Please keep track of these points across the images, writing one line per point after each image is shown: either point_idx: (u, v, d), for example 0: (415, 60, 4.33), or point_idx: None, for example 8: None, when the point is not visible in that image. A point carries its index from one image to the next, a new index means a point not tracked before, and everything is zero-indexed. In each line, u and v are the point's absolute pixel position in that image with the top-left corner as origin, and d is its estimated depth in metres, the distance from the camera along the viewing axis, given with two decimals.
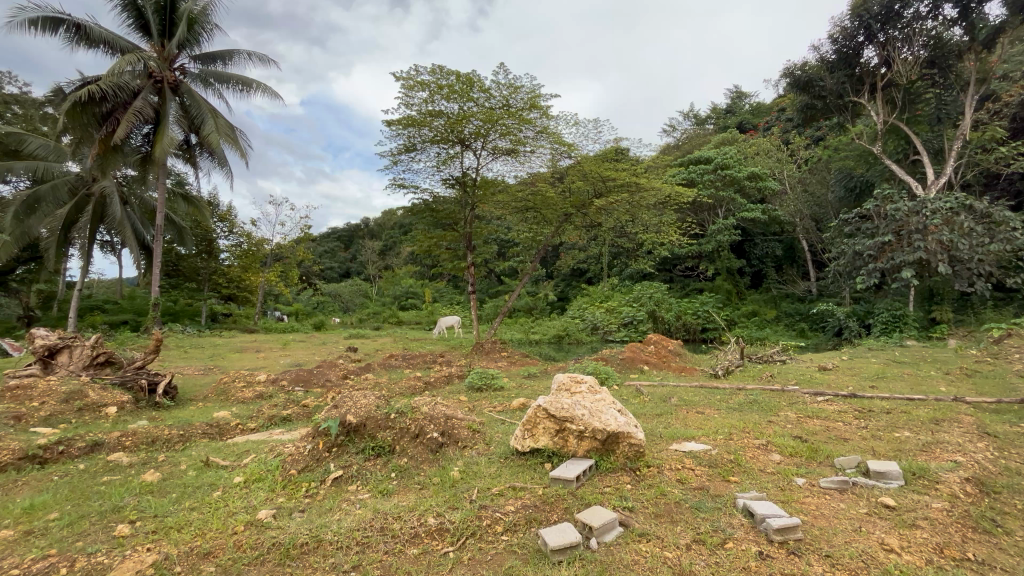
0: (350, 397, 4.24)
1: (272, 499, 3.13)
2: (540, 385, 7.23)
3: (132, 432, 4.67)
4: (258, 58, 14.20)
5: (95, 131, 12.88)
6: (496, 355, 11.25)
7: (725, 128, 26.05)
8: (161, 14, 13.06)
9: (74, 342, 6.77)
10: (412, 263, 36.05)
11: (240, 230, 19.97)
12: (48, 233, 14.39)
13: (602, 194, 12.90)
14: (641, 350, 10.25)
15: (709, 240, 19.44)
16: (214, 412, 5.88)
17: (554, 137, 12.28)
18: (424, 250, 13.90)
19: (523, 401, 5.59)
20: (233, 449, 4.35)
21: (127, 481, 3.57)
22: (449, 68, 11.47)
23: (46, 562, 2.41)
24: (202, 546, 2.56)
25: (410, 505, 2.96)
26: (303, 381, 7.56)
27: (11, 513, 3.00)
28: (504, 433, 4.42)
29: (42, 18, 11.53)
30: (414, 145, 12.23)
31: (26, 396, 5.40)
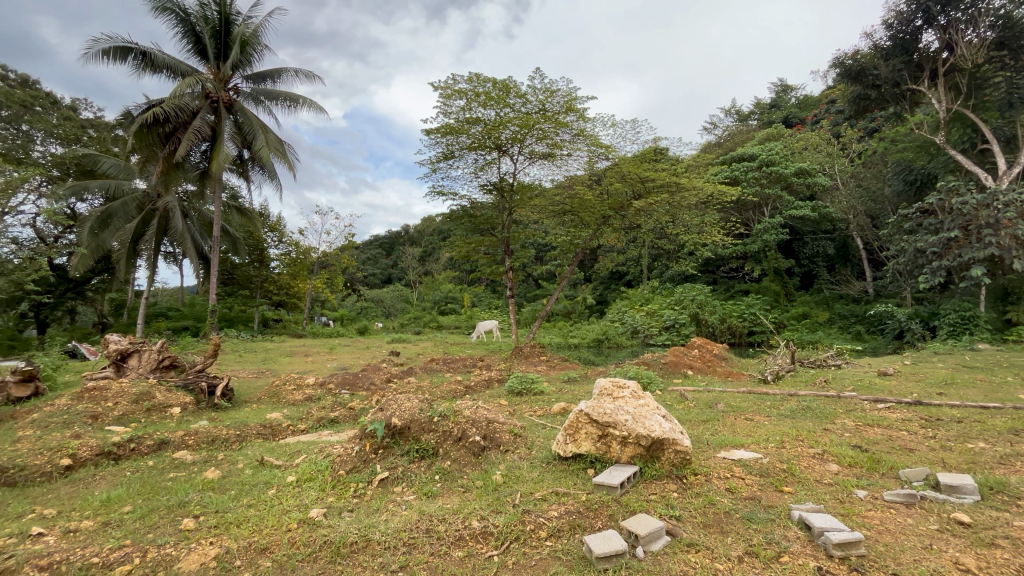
0: (394, 400, 4.34)
1: (323, 499, 3.24)
2: (581, 389, 7.16)
3: (194, 432, 4.96)
4: (304, 75, 14.87)
5: (159, 150, 13.85)
6: (535, 359, 11.22)
7: (770, 124, 25.09)
8: (216, 38, 13.92)
9: (142, 347, 7.25)
10: (451, 269, 36.60)
11: (288, 240, 20.90)
12: (119, 246, 15.53)
13: (641, 195, 12.66)
14: (685, 355, 9.97)
15: (755, 240, 18.68)
16: (266, 413, 6.15)
17: (591, 140, 12.24)
18: (463, 255, 14.09)
19: (563, 406, 5.56)
20: (286, 450, 4.53)
21: (191, 477, 3.80)
22: (486, 75, 11.59)
23: (122, 552, 2.59)
24: (259, 542, 2.68)
25: (454, 508, 3.00)
26: (349, 385, 7.81)
27: (92, 505, 3.26)
28: (546, 438, 4.40)
29: (113, 47, 12.55)
30: (452, 152, 12.41)
31: (102, 397, 5.84)
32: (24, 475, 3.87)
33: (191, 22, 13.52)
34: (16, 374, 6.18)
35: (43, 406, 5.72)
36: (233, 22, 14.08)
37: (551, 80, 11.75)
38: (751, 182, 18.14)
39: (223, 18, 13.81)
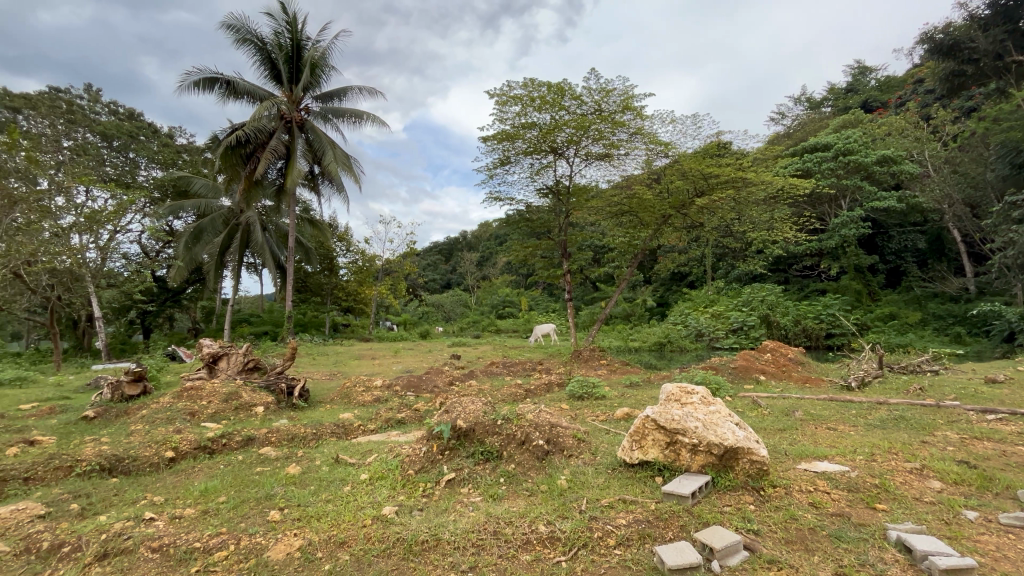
0: (459, 402, 4.43)
1: (394, 497, 3.37)
2: (645, 394, 6.95)
3: (277, 429, 5.32)
4: (368, 92, 15.65)
5: (241, 169, 15.09)
6: (595, 363, 11.06)
7: (846, 109, 23.25)
8: (289, 63, 14.99)
9: (231, 350, 7.91)
10: (508, 273, 36.99)
11: (355, 249, 22.06)
12: (209, 258, 17.06)
13: (704, 193, 12.10)
14: (756, 359, 9.41)
15: (832, 235, 17.33)
16: (339, 414, 6.49)
17: (649, 138, 11.95)
18: (520, 259, 14.19)
19: (627, 411, 5.42)
20: (359, 448, 4.76)
21: (275, 472, 4.09)
22: (540, 80, 11.62)
23: (220, 539, 2.83)
24: (338, 536, 2.83)
25: (521, 512, 3.01)
26: (414, 387, 8.09)
27: (192, 495, 3.59)
28: (611, 443, 4.32)
29: (202, 78, 13.85)
30: (509, 158, 12.54)
31: (198, 395, 6.43)
32: (136, 465, 4.33)
33: (268, 50, 14.65)
34: (128, 374, 6.95)
35: (151, 403, 6.39)
36: (304, 46, 15.08)
37: (607, 80, 11.58)
38: (827, 174, 16.89)
39: (295, 44, 14.82)
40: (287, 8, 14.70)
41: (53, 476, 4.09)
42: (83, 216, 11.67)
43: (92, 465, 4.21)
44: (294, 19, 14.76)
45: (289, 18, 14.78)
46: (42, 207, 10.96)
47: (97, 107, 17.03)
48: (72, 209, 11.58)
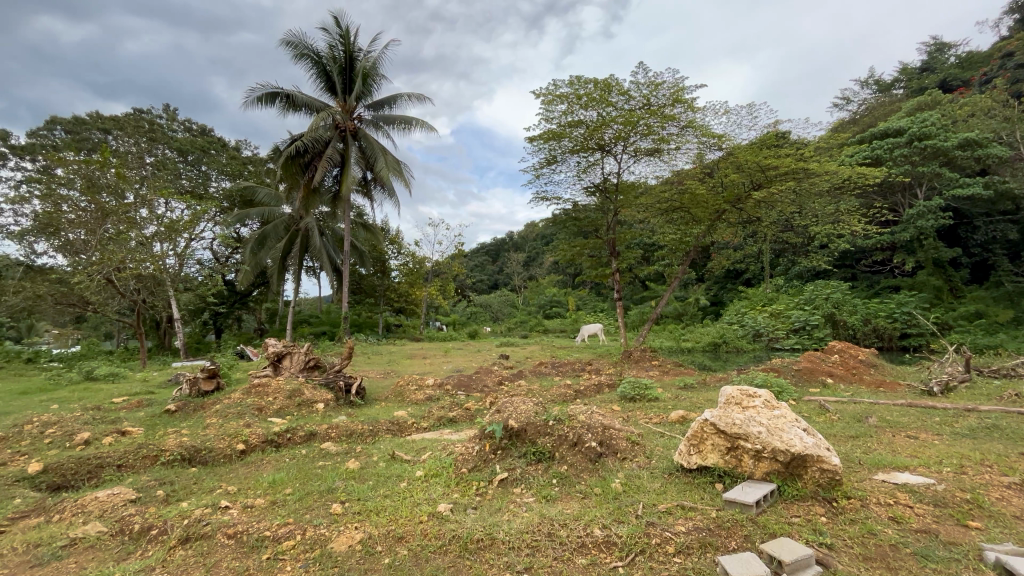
0: (511, 401, 4.44)
1: (448, 494, 3.42)
2: (701, 397, 6.69)
3: (336, 425, 5.56)
4: (416, 98, 16.06)
5: (300, 178, 15.90)
6: (647, 364, 10.78)
7: (921, 91, 21.41)
8: (343, 75, 15.64)
9: (293, 349, 8.34)
10: (554, 273, 36.82)
11: (406, 251, 22.72)
12: (272, 263, 18.07)
13: (762, 185, 11.50)
14: (822, 361, 8.83)
15: (906, 227, 15.99)
16: (393, 411, 6.68)
17: (701, 130, 11.54)
18: (567, 259, 14.06)
19: (682, 414, 5.23)
20: (413, 446, 4.89)
21: (336, 466, 4.26)
22: (587, 76, 11.45)
23: (287, 529, 2.97)
24: (396, 531, 2.90)
25: (575, 514, 2.97)
26: (465, 386, 8.20)
27: (262, 485, 3.82)
28: (667, 447, 4.18)
29: (265, 93, 14.73)
30: (555, 157, 12.47)
31: (265, 392, 6.83)
32: (212, 456, 4.65)
33: (323, 63, 15.36)
34: (204, 371, 7.49)
35: (224, 398, 6.85)
36: (356, 58, 15.68)
37: (656, 73, 11.28)
38: (900, 162, 15.59)
39: (348, 56, 15.45)
40: (340, 22, 15.35)
41: (141, 463, 4.46)
42: (163, 225, 12.72)
43: (175, 455, 4.56)
44: (347, 32, 15.38)
45: (342, 31, 15.41)
46: (128, 218, 12.03)
47: (174, 126, 18.53)
48: (154, 219, 12.64)
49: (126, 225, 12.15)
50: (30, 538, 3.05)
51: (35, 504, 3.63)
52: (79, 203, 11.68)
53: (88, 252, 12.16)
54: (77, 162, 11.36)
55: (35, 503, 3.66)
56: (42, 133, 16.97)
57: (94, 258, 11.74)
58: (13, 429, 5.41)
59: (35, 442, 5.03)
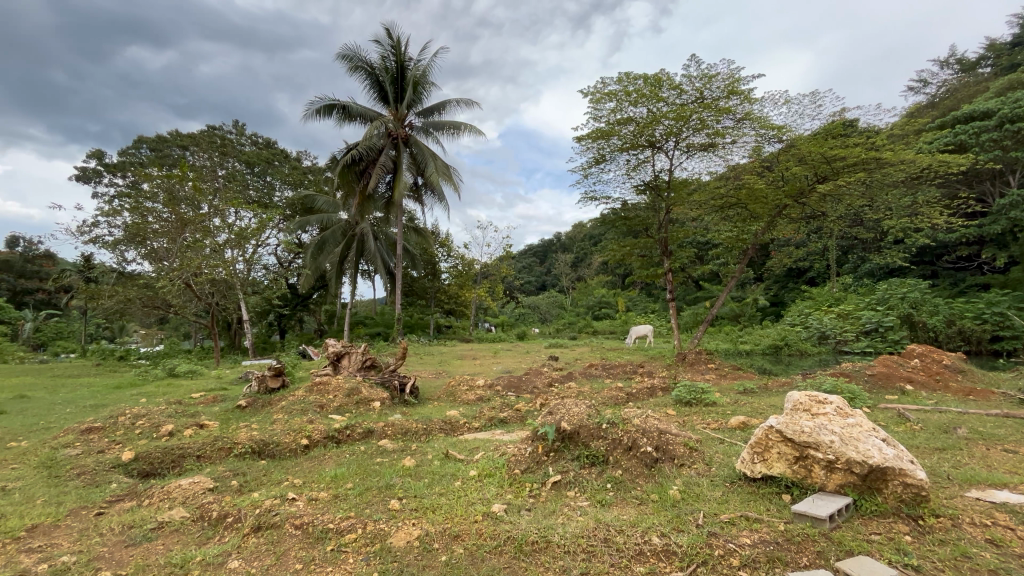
0: (563, 403, 4.41)
1: (502, 495, 3.44)
2: (763, 402, 6.34)
3: (391, 423, 5.74)
4: (465, 103, 16.34)
5: (355, 185, 16.59)
6: (702, 367, 10.37)
7: (1013, 67, 19.30)
8: (394, 84, 16.17)
9: (351, 349, 8.68)
10: (603, 274, 36.23)
11: (456, 254, 23.19)
12: (330, 267, 18.91)
13: (828, 178, 10.77)
14: (900, 366, 8.14)
15: (996, 218, 14.47)
16: (445, 411, 6.82)
17: (760, 122, 11.01)
18: (617, 259, 13.80)
19: (742, 420, 4.98)
20: (466, 445, 4.96)
21: (393, 463, 4.40)
22: (636, 72, 11.20)
23: (349, 522, 3.08)
24: (452, 529, 2.95)
25: (632, 520, 2.90)
26: (515, 387, 8.24)
27: (326, 480, 4.01)
28: (727, 454, 4.00)
29: (322, 106, 15.49)
30: (604, 156, 12.26)
31: (326, 390, 7.15)
32: (279, 450, 4.92)
33: (376, 74, 15.95)
34: (271, 369, 7.95)
35: (289, 395, 7.24)
36: (407, 67, 16.16)
37: (709, 66, 10.90)
38: (989, 147, 14.14)
39: (399, 66, 15.96)
40: (392, 34, 15.88)
41: (217, 455, 4.80)
42: (233, 233, 13.66)
43: (246, 448, 4.86)
44: (398, 42, 15.90)
45: (394, 42, 15.94)
46: (204, 227, 13.01)
47: (242, 140, 19.87)
48: (226, 227, 13.60)
49: (202, 233, 13.14)
50: (125, 520, 3.35)
51: (129, 490, 3.98)
52: (162, 214, 12.76)
53: (169, 258, 13.25)
54: (160, 177, 12.43)
55: (128, 488, 4.02)
56: (130, 151, 18.71)
57: (175, 265, 12.77)
58: (110, 420, 5.97)
59: (127, 432, 5.53)
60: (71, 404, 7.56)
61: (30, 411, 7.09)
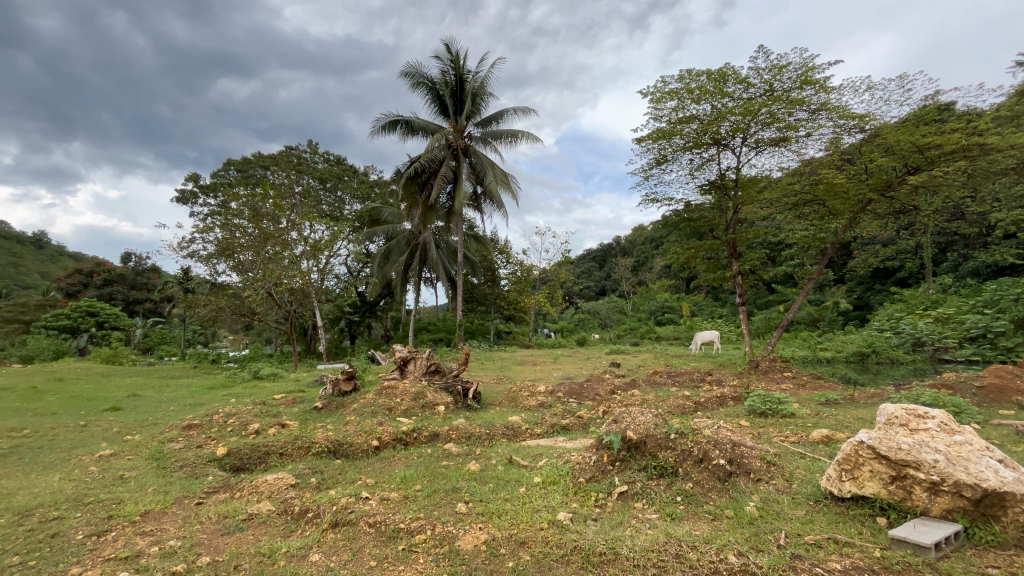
0: (628, 411, 4.30)
1: (567, 503, 3.41)
2: (850, 415, 5.82)
3: (456, 427, 5.87)
4: (522, 111, 16.52)
5: (418, 196, 17.26)
6: (778, 375, 9.73)
7: None
8: (454, 97, 16.66)
9: (416, 354, 8.97)
10: (666, 277, 35.05)
11: (514, 260, 23.42)
12: (395, 275, 19.66)
13: (920, 168, 9.78)
14: (1016, 376, 7.18)
15: None
16: (507, 416, 6.87)
17: (838, 112, 10.25)
18: (681, 262, 13.27)
19: (825, 434, 4.61)
20: (530, 451, 4.96)
21: (459, 466, 4.50)
22: (699, 68, 10.82)
23: (418, 523, 3.18)
24: (518, 535, 2.96)
25: (705, 537, 2.77)
26: (577, 394, 8.15)
27: (395, 480, 4.17)
28: (810, 470, 3.72)
29: (387, 122, 16.26)
30: (665, 156, 11.88)
31: (394, 393, 7.44)
32: (352, 450, 5.18)
33: (437, 88, 16.52)
34: (343, 373, 8.39)
35: (360, 398, 7.60)
36: (466, 80, 16.61)
37: (779, 56, 10.36)
38: None
39: (458, 79, 16.43)
40: (451, 49, 16.41)
41: (297, 453, 5.13)
42: (309, 245, 14.64)
43: (323, 447, 5.17)
44: (457, 57, 16.40)
45: (453, 56, 16.45)
46: (283, 240, 14.06)
47: (316, 158, 21.32)
48: (302, 240, 14.59)
49: (282, 246, 14.22)
50: (221, 510, 3.66)
51: (223, 482, 4.35)
52: (247, 229, 13.97)
53: (254, 270, 14.43)
54: (245, 195, 13.62)
55: (223, 481, 4.39)
56: (221, 173, 20.61)
57: (258, 275, 13.90)
58: (206, 418, 6.56)
59: (221, 429, 6.06)
60: (174, 402, 8.41)
61: (141, 408, 7.96)
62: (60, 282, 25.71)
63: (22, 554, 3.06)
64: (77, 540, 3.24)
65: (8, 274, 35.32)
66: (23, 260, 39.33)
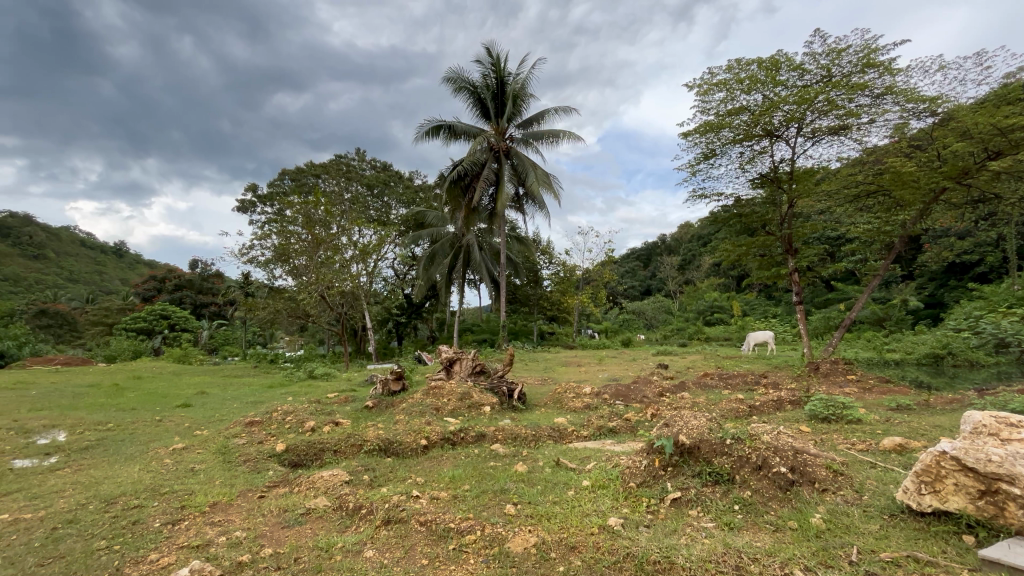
0: (679, 415, 4.15)
1: (618, 508, 3.33)
2: (925, 421, 5.38)
3: (502, 428, 5.90)
4: (563, 111, 16.42)
5: (461, 199, 17.49)
6: (840, 379, 9.15)
7: None
8: (496, 99, 16.79)
9: (462, 355, 9.07)
10: (715, 276, 33.84)
11: (557, 261, 23.31)
12: (440, 277, 19.98)
13: (1003, 153, 8.92)
14: None
15: None
16: (553, 418, 6.82)
17: (905, 96, 9.53)
18: (731, 260, 12.74)
19: (898, 442, 4.28)
20: (577, 454, 4.90)
21: (507, 467, 4.51)
22: (749, 57, 10.36)
23: (468, 524, 3.20)
24: (568, 539, 2.92)
25: (768, 549, 2.62)
26: (623, 396, 7.98)
27: (444, 480, 4.22)
28: (884, 481, 3.45)
29: (431, 127, 16.58)
30: (713, 150, 11.46)
31: (440, 393, 7.56)
32: (402, 448, 5.31)
33: (478, 92, 16.70)
34: (392, 373, 8.61)
35: (408, 398, 7.77)
36: (507, 82, 16.69)
37: (837, 39, 9.78)
38: None
39: (499, 82, 16.55)
40: (492, 52, 16.55)
41: (351, 450, 5.30)
42: (358, 249, 15.16)
43: (374, 445, 5.32)
44: (498, 59, 16.51)
45: (494, 59, 16.60)
46: (334, 245, 14.64)
47: (363, 165, 22.08)
48: (352, 245, 15.14)
49: (333, 251, 14.80)
50: (281, 504, 3.84)
51: (283, 477, 4.57)
52: (301, 235, 14.64)
53: (307, 274, 15.06)
54: (300, 203, 14.30)
55: (282, 476, 4.61)
56: (276, 182, 21.72)
57: (312, 279, 14.54)
58: (266, 415, 6.90)
59: (280, 426, 6.37)
60: (237, 399, 8.92)
61: (208, 404, 8.49)
62: (137, 288, 27.95)
63: (108, 539, 3.32)
64: (155, 527, 3.49)
65: (93, 281, 38.80)
66: (106, 268, 43.10)
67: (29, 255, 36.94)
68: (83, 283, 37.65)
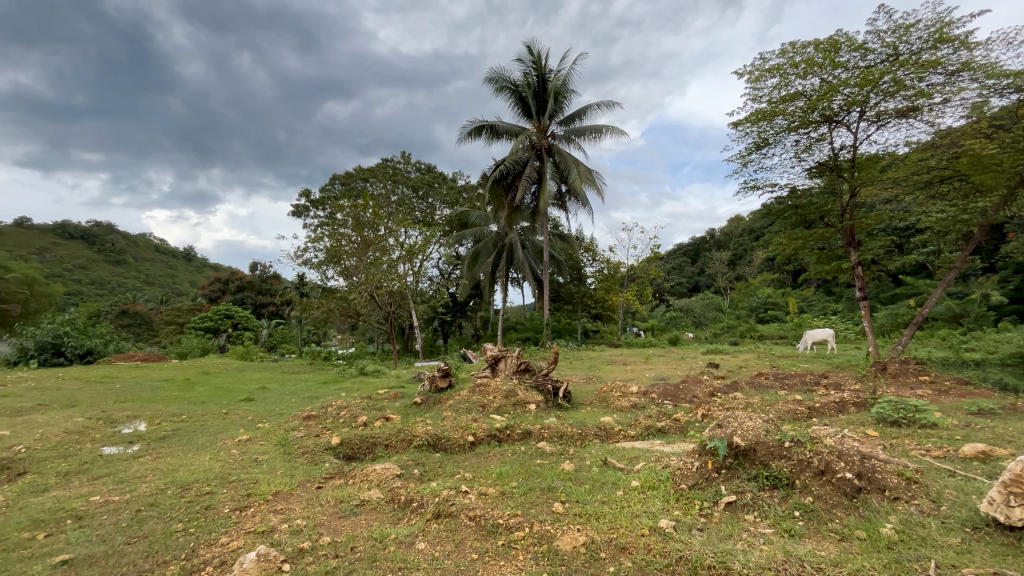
0: (732, 416, 3.99)
1: (669, 510, 3.25)
2: (1011, 428, 4.90)
3: (548, 427, 5.88)
4: (605, 105, 16.17)
5: (504, 198, 17.56)
6: (911, 379, 8.51)
7: None
8: (537, 97, 16.77)
9: (507, 353, 9.13)
10: (768, 271, 32.31)
11: (601, 258, 22.96)
12: (484, 276, 20.17)
13: None
14: None
15: None
16: (600, 417, 6.74)
17: (985, 71, 8.74)
18: (787, 254, 12.11)
19: (981, 449, 3.93)
20: (625, 454, 4.81)
21: (553, 466, 4.50)
22: (805, 40, 9.82)
23: (516, 520, 3.23)
24: (618, 540, 2.89)
25: (834, 559, 2.48)
26: (672, 396, 7.76)
27: (491, 476, 4.26)
28: (965, 491, 3.18)
29: (473, 127, 16.75)
30: (766, 140, 10.95)
31: (486, 391, 7.64)
32: (450, 444, 5.41)
33: (519, 90, 16.73)
34: (439, 369, 8.78)
35: (455, 395, 7.90)
36: (548, 80, 16.63)
37: (905, 14, 9.12)
38: None
39: (540, 79, 16.51)
40: (533, 50, 16.54)
41: (401, 445, 5.46)
42: (405, 249, 15.56)
43: (423, 440, 5.45)
44: (539, 57, 16.47)
45: (534, 57, 16.59)
46: (382, 246, 15.10)
47: (408, 168, 22.70)
48: (399, 245, 15.54)
49: (381, 252, 15.29)
50: (338, 495, 4.02)
51: (338, 469, 4.77)
52: (352, 237, 15.22)
53: (358, 274, 15.65)
54: (349, 207, 14.87)
55: (337, 468, 4.81)
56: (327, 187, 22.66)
57: (362, 279, 15.07)
58: (322, 410, 7.22)
59: (335, 420, 6.65)
60: (295, 394, 9.39)
61: (269, 399, 8.99)
62: (204, 289, 29.95)
63: (184, 522, 3.59)
64: (225, 513, 3.73)
65: (166, 283, 41.92)
66: (177, 272, 46.48)
67: (111, 260, 40.41)
68: (158, 285, 40.75)
